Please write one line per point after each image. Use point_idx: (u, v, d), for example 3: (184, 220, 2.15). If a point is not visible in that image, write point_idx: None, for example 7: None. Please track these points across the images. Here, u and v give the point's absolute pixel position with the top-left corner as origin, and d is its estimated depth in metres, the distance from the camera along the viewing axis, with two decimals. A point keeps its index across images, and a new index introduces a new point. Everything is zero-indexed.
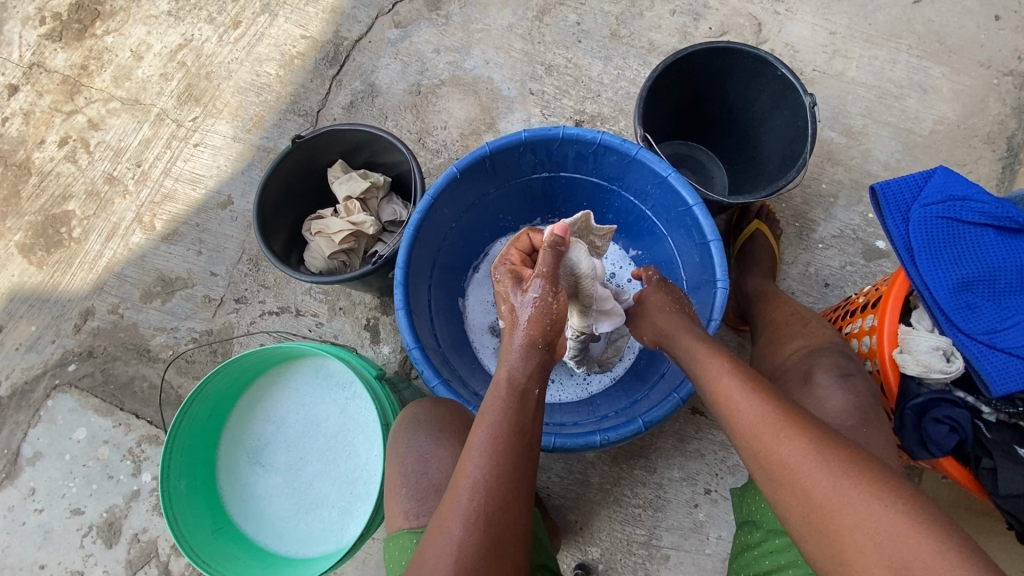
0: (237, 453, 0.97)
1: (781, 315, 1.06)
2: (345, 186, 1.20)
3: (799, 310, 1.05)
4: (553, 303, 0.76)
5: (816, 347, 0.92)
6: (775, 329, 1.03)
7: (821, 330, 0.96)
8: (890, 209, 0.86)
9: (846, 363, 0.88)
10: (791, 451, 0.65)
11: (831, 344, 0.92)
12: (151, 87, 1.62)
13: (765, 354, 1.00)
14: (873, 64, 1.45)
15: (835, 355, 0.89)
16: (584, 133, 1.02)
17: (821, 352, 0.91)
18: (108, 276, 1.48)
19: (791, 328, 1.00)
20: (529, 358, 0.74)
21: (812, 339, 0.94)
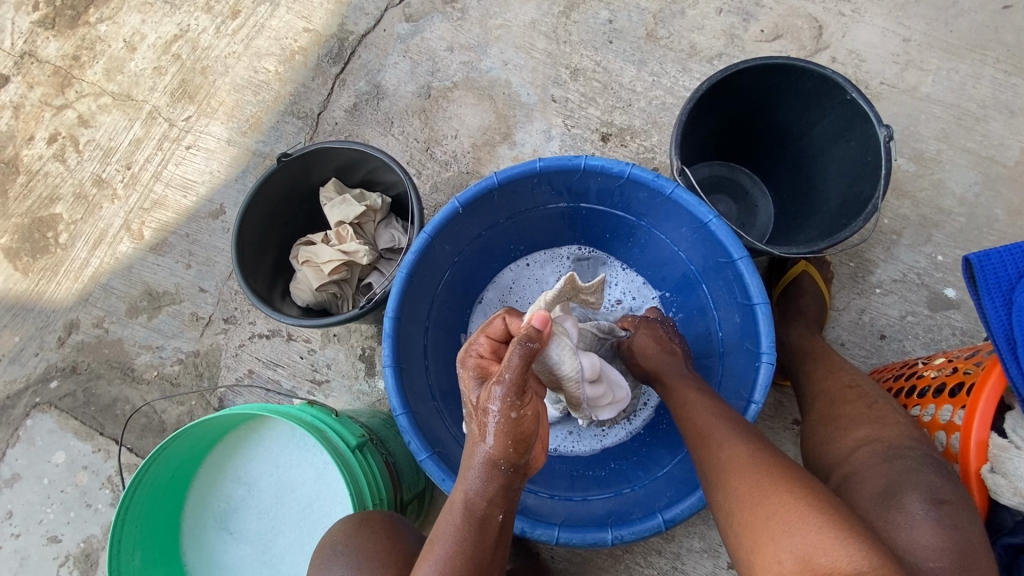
0: (203, 517, 0.87)
1: (834, 385, 0.91)
2: (338, 209, 1.07)
3: (860, 383, 0.89)
4: (516, 421, 0.60)
5: (892, 443, 0.77)
6: (831, 406, 0.88)
7: (892, 419, 0.80)
8: (988, 288, 0.69)
9: (941, 483, 0.70)
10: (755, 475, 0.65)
11: (915, 444, 0.76)
12: (145, 82, 1.50)
13: (822, 440, 0.85)
14: (953, 78, 1.25)
15: (923, 468, 0.72)
16: (609, 165, 0.87)
17: (901, 455, 0.75)
18: (94, 287, 1.39)
19: (850, 408, 0.85)
20: (489, 479, 0.64)
21: (884, 431, 0.79)
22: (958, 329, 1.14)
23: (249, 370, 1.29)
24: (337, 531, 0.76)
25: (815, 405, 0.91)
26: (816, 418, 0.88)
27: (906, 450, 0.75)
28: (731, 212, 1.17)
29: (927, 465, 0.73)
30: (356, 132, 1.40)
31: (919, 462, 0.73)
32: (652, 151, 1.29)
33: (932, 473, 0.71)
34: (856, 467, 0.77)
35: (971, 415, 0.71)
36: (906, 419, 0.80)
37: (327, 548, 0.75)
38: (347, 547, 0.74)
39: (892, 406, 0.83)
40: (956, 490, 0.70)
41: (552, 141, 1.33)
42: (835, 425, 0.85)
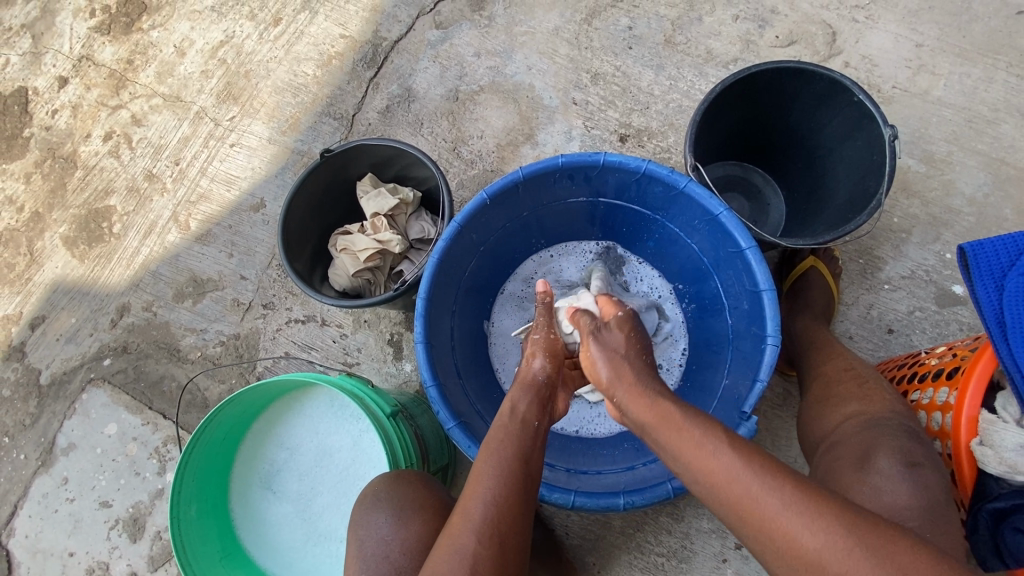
0: (250, 477, 0.95)
1: (833, 369, 0.97)
2: (373, 201, 1.16)
3: (856, 366, 0.95)
4: (552, 340, 0.94)
5: (874, 415, 0.84)
6: (827, 386, 0.94)
7: (879, 395, 0.87)
8: (981, 275, 0.74)
9: (914, 447, 0.79)
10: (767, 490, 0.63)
11: (890, 413, 0.84)
12: (193, 84, 1.62)
13: (814, 417, 0.92)
14: (964, 83, 1.29)
15: (897, 432, 0.81)
16: (626, 160, 0.94)
17: (879, 424, 0.83)
18: (144, 273, 1.50)
19: (842, 388, 0.92)
20: (530, 387, 0.86)
21: (868, 405, 0.86)
22: (965, 325, 1.17)
23: (285, 352, 1.38)
24: (377, 485, 0.85)
25: (813, 386, 0.97)
26: (812, 398, 0.95)
27: (885, 420, 0.83)
28: (744, 209, 1.22)
29: (902, 434, 0.81)
30: (387, 132, 1.49)
31: (894, 428, 0.82)
32: (668, 151, 1.36)
33: (903, 439, 0.80)
34: (841, 438, 0.85)
35: (963, 393, 0.76)
36: (892, 396, 0.87)
37: (369, 496, 0.84)
38: (390, 495, 0.83)
39: (886, 387, 0.89)
40: (925, 451, 0.79)
41: (572, 141, 1.40)
42: (829, 404, 0.91)
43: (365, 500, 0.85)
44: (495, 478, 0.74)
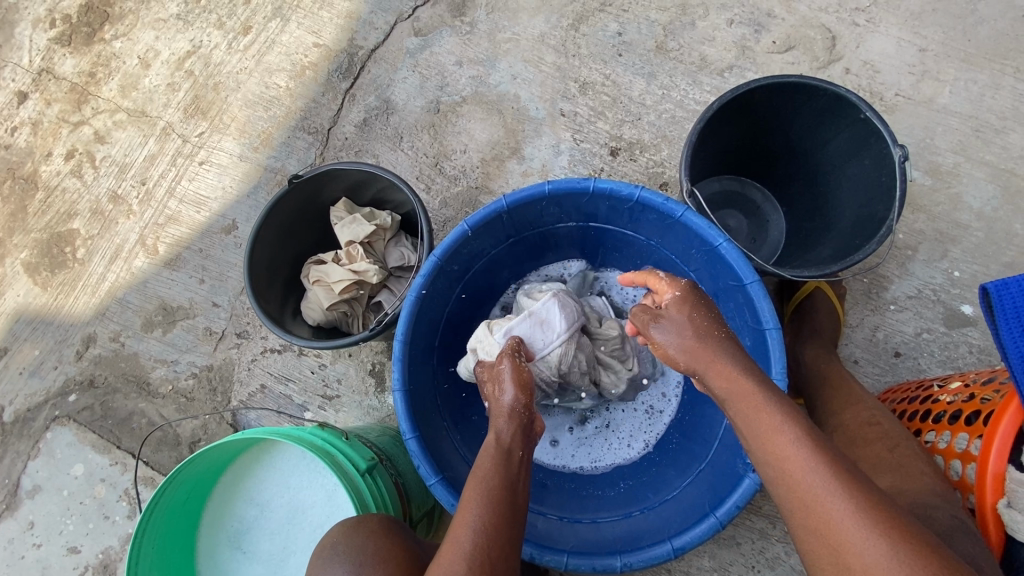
0: (217, 536, 0.89)
1: (853, 421, 0.90)
2: (348, 228, 1.08)
3: (880, 420, 0.88)
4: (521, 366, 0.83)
5: (918, 496, 0.74)
6: (851, 446, 0.87)
7: (917, 470, 0.78)
8: (1006, 318, 0.68)
9: (972, 547, 0.67)
10: (874, 545, 0.55)
11: (939, 500, 0.73)
12: (158, 98, 1.52)
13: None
14: (971, 89, 1.22)
15: (952, 528, 0.69)
16: (618, 187, 0.87)
17: (930, 512, 0.71)
18: (110, 301, 1.42)
19: (871, 450, 0.84)
20: (513, 417, 0.77)
21: (910, 484, 0.77)
22: (975, 347, 1.12)
23: (261, 385, 1.31)
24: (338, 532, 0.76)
25: (834, 441, 0.90)
26: (837, 460, 0.88)
27: (936, 509, 0.72)
28: (743, 227, 1.16)
29: (955, 527, 0.69)
30: (366, 148, 1.41)
31: (947, 520, 0.70)
32: (661, 165, 1.29)
33: (964, 537, 0.68)
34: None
35: (988, 448, 0.69)
36: (928, 467, 0.78)
37: (326, 547, 0.75)
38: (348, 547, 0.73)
39: (914, 448, 0.82)
40: (985, 554, 0.67)
41: (560, 156, 1.32)
42: (855, 467, 0.84)
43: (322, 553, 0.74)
44: (482, 514, 0.65)
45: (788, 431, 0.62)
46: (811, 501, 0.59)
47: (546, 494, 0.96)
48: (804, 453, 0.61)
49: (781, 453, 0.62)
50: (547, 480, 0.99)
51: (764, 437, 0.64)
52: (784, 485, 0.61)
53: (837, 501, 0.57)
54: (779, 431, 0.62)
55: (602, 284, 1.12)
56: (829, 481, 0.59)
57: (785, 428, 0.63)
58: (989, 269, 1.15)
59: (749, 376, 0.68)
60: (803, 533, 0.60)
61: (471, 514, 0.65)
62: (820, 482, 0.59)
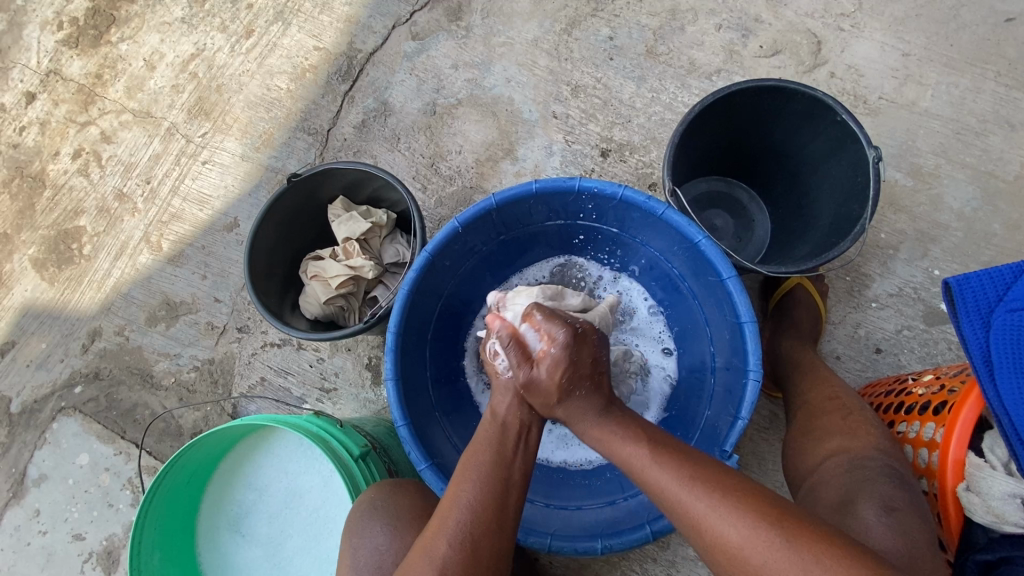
0: (217, 519, 0.93)
1: (816, 397, 0.93)
2: (345, 225, 1.12)
3: (840, 394, 0.92)
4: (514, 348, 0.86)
5: (857, 454, 0.81)
6: (810, 416, 0.91)
7: (864, 429, 0.84)
8: (967, 312, 0.71)
9: (893, 492, 0.74)
10: (733, 531, 0.61)
11: (876, 454, 0.80)
12: (163, 100, 1.57)
13: (796, 452, 0.89)
14: (952, 93, 1.26)
15: (879, 477, 0.77)
16: (602, 187, 0.91)
17: (862, 465, 0.79)
18: (115, 296, 1.46)
19: (825, 419, 0.88)
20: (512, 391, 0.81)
21: (853, 441, 0.83)
22: (954, 344, 1.15)
23: (261, 378, 1.35)
24: (360, 503, 0.82)
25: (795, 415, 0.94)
26: (795, 430, 0.92)
27: (868, 462, 0.79)
28: (728, 226, 1.19)
29: (884, 475, 0.77)
30: (364, 148, 1.45)
31: (878, 471, 0.78)
32: (651, 166, 1.32)
33: (886, 483, 0.76)
34: (824, 475, 0.82)
35: (950, 434, 0.73)
36: (879, 431, 0.84)
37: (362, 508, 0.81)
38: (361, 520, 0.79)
39: (868, 417, 0.86)
40: (907, 498, 0.75)
41: (553, 157, 1.36)
42: (809, 435, 0.88)
43: (353, 520, 0.81)
44: (480, 478, 0.71)
45: (638, 454, 0.70)
46: (680, 510, 0.65)
47: (532, 483, 1.00)
48: (660, 470, 0.68)
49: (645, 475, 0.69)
50: (535, 470, 1.03)
51: (629, 467, 0.71)
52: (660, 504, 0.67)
53: (693, 501, 0.64)
54: (633, 456, 0.70)
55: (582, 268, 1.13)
56: (682, 483, 0.65)
57: (638, 450, 0.70)
58: (968, 268, 1.18)
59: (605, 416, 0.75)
60: (695, 543, 0.64)
61: (470, 481, 0.71)
62: (678, 492, 0.65)
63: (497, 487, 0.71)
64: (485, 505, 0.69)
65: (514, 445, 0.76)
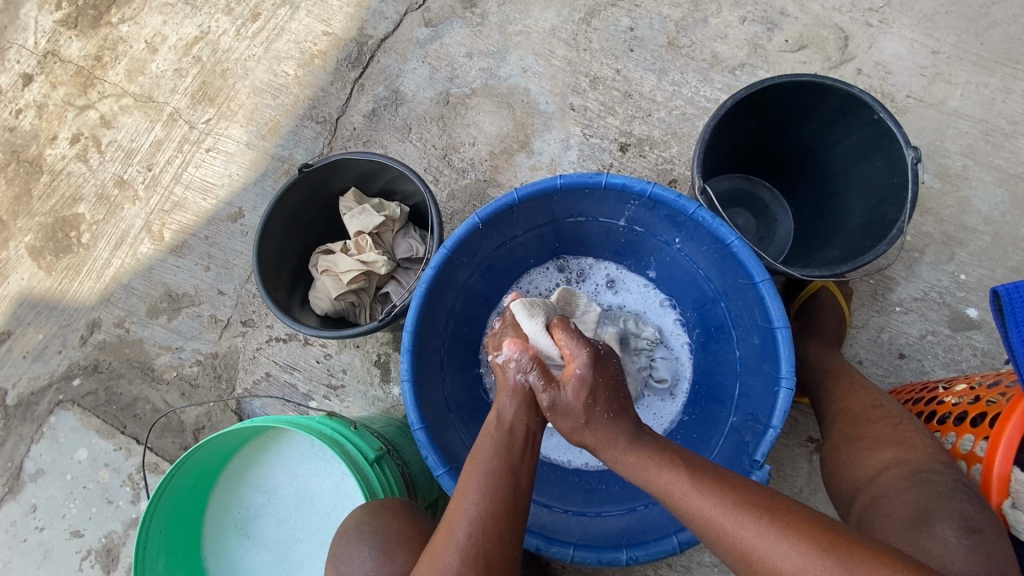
0: (224, 521, 0.90)
1: (857, 404, 0.90)
2: (357, 218, 1.08)
3: (884, 403, 0.89)
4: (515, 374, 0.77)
5: (921, 467, 0.77)
6: (854, 425, 0.88)
7: (920, 442, 0.81)
8: (1016, 322, 0.71)
9: (972, 510, 0.70)
10: (755, 537, 0.61)
11: (943, 468, 0.76)
12: (165, 84, 1.51)
13: (846, 461, 0.85)
14: (982, 92, 1.22)
15: (954, 494, 0.72)
16: (630, 183, 0.88)
17: (931, 481, 0.75)
18: (115, 287, 1.42)
19: (874, 428, 0.85)
20: (516, 392, 0.73)
21: (912, 454, 0.79)
22: (979, 351, 1.12)
23: (266, 373, 1.31)
24: (359, 514, 0.77)
25: (836, 423, 0.91)
26: (839, 437, 0.88)
27: (937, 477, 0.75)
28: (750, 226, 1.16)
29: (956, 492, 0.73)
30: (374, 138, 1.40)
31: (948, 488, 0.73)
32: (671, 162, 1.28)
33: (964, 500, 0.71)
34: (886, 490, 0.78)
35: (994, 450, 0.72)
36: (933, 444, 0.81)
37: (351, 527, 0.76)
38: (364, 530, 0.74)
39: (918, 429, 0.83)
40: (987, 517, 0.70)
41: (569, 151, 1.32)
42: (859, 445, 0.85)
43: (348, 532, 0.75)
44: (484, 484, 0.67)
45: (649, 456, 0.69)
46: (692, 512, 0.65)
47: (550, 487, 0.97)
48: (671, 470, 0.67)
49: (656, 476, 0.68)
50: (551, 475, 1.00)
51: (636, 469, 0.70)
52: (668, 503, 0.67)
53: (705, 503, 0.64)
54: (645, 459, 0.69)
55: (581, 267, 1.12)
56: (698, 485, 0.65)
57: (649, 453, 0.69)
58: (995, 273, 1.15)
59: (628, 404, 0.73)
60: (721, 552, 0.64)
61: (472, 493, 0.67)
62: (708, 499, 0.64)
63: (502, 500, 0.66)
64: (486, 533, 0.64)
65: (522, 447, 0.72)
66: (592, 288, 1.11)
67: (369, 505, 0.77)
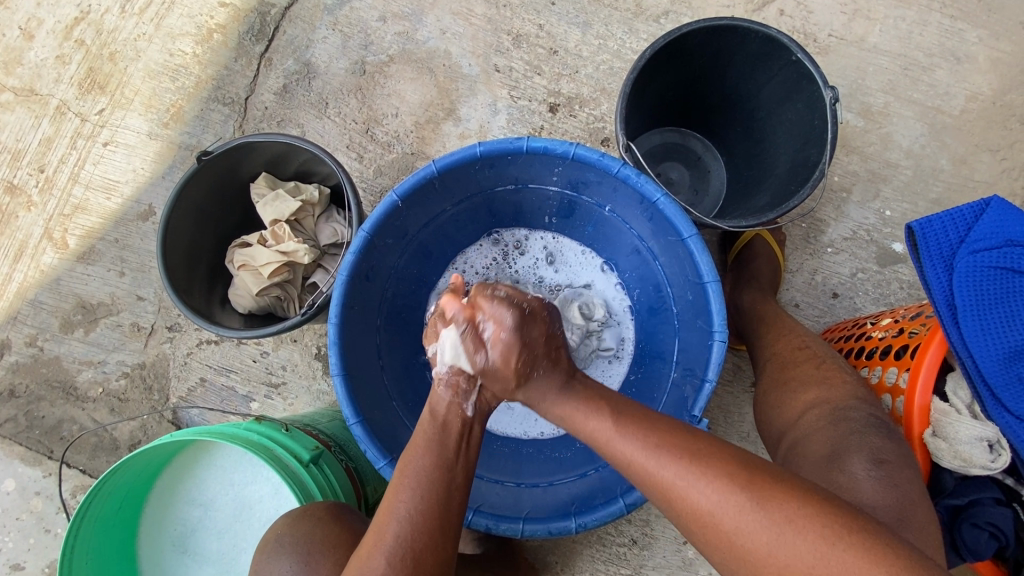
0: (160, 541, 0.86)
1: (785, 349, 0.91)
2: (271, 206, 1.01)
3: (809, 344, 0.90)
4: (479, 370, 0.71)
5: (838, 404, 0.78)
6: (782, 367, 0.88)
7: (840, 378, 0.82)
8: (930, 255, 0.75)
9: (882, 443, 0.72)
10: (675, 479, 0.58)
11: (860, 404, 0.78)
12: (47, 73, 1.36)
13: (772, 405, 0.85)
14: (900, 26, 1.23)
15: (867, 429, 0.74)
16: (552, 146, 0.84)
17: (847, 417, 0.76)
18: (21, 304, 1.30)
19: (800, 370, 0.86)
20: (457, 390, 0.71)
21: (832, 391, 0.80)
22: (905, 283, 1.16)
23: (200, 379, 1.24)
24: (282, 526, 0.74)
25: (767, 369, 0.91)
26: (768, 382, 0.89)
27: (851, 411, 0.77)
28: (684, 178, 1.14)
29: (870, 427, 0.75)
30: (288, 117, 1.30)
31: (862, 423, 0.75)
32: (602, 120, 1.25)
33: (877, 435, 0.73)
34: (804, 432, 0.78)
35: (915, 380, 0.75)
36: (852, 377, 0.83)
37: (272, 540, 0.73)
38: (294, 539, 0.71)
39: (839, 365, 0.85)
40: (896, 449, 0.73)
41: (498, 115, 1.26)
42: (786, 388, 0.85)
43: (267, 546, 0.73)
44: (417, 481, 0.64)
45: (604, 430, 0.64)
46: (635, 475, 0.61)
47: (502, 462, 0.96)
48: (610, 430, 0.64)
49: (609, 451, 0.64)
50: (503, 448, 1.00)
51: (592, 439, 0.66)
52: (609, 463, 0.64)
53: (633, 457, 0.61)
54: (598, 431, 0.64)
55: (513, 237, 1.09)
56: (630, 444, 0.62)
57: (600, 426, 0.65)
58: (918, 207, 1.18)
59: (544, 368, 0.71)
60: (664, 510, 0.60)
61: (406, 488, 0.63)
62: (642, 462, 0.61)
63: (439, 499, 0.63)
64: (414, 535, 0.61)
65: (456, 442, 0.69)
66: (531, 262, 1.10)
67: (303, 509, 0.74)
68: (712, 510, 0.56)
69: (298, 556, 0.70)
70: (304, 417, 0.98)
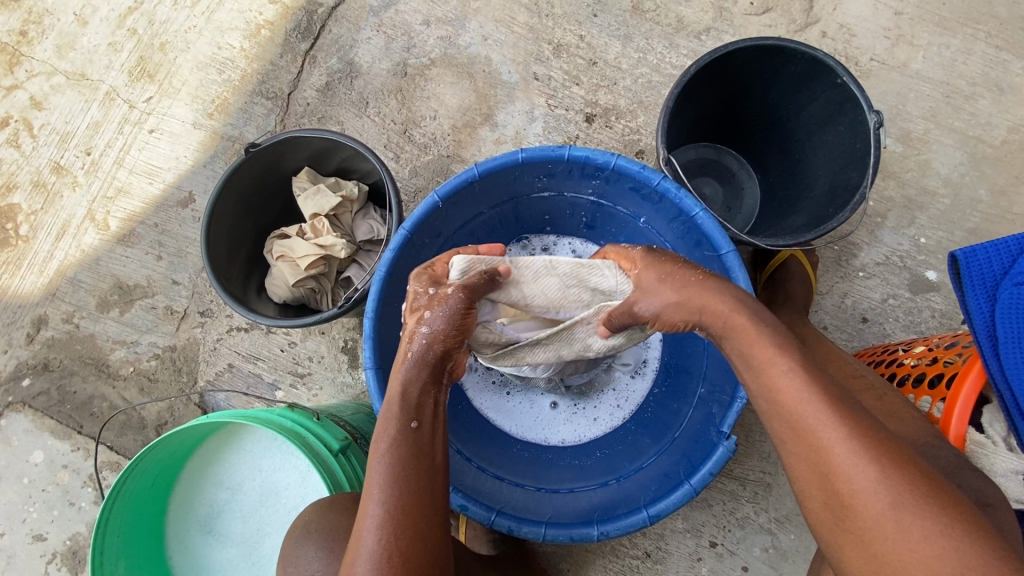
0: (187, 519, 0.88)
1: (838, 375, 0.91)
2: (312, 200, 1.04)
3: (863, 373, 0.89)
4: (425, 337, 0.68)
5: (916, 440, 0.74)
6: None
7: (909, 413, 0.79)
8: (973, 285, 0.74)
9: (982, 484, 0.68)
10: (869, 477, 0.54)
11: (940, 442, 0.73)
12: (99, 59, 1.40)
13: None
14: (944, 54, 1.22)
15: (956, 467, 0.69)
16: (594, 155, 0.85)
17: (935, 455, 0.71)
18: (61, 281, 1.33)
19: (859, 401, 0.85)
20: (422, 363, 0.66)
21: (901, 426, 0.77)
22: (937, 312, 1.15)
23: (228, 364, 1.26)
24: (310, 514, 0.76)
25: None
26: None
27: (934, 450, 0.72)
28: (717, 194, 1.14)
29: (955, 465, 0.70)
30: (329, 114, 1.33)
31: (951, 462, 0.70)
32: (637, 132, 1.26)
33: (967, 471, 0.69)
34: None
35: (951, 410, 0.76)
36: (916, 413, 0.79)
37: (300, 527, 0.75)
38: (321, 524, 0.73)
39: (899, 399, 0.83)
40: (993, 491, 0.68)
41: (535, 122, 1.28)
42: None
43: (296, 532, 0.75)
44: (389, 478, 0.60)
45: (782, 362, 0.59)
46: (813, 445, 0.56)
47: (523, 465, 0.97)
48: (799, 380, 0.58)
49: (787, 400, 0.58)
50: (524, 452, 1.00)
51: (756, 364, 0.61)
52: (777, 416, 0.59)
53: (829, 430, 0.55)
54: (776, 363, 0.59)
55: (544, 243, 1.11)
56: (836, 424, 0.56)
57: (781, 358, 0.60)
58: (954, 235, 1.17)
59: (737, 309, 0.64)
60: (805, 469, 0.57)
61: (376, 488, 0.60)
62: (818, 416, 0.56)
63: (414, 496, 0.60)
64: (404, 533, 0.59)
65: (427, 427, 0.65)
66: None
67: (329, 498, 0.76)
68: (875, 493, 0.53)
69: (324, 542, 0.72)
70: (330, 408, 1.00)
